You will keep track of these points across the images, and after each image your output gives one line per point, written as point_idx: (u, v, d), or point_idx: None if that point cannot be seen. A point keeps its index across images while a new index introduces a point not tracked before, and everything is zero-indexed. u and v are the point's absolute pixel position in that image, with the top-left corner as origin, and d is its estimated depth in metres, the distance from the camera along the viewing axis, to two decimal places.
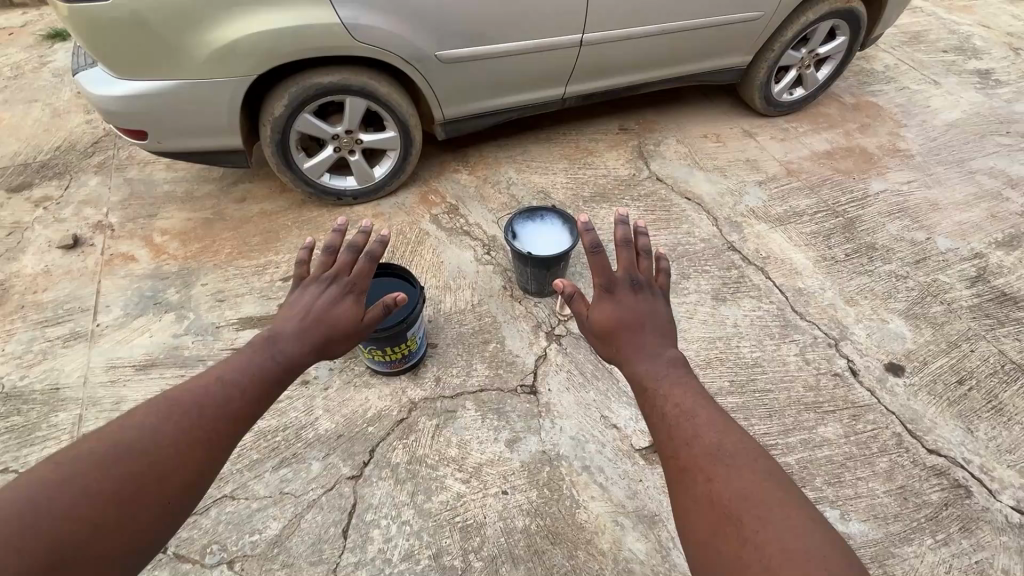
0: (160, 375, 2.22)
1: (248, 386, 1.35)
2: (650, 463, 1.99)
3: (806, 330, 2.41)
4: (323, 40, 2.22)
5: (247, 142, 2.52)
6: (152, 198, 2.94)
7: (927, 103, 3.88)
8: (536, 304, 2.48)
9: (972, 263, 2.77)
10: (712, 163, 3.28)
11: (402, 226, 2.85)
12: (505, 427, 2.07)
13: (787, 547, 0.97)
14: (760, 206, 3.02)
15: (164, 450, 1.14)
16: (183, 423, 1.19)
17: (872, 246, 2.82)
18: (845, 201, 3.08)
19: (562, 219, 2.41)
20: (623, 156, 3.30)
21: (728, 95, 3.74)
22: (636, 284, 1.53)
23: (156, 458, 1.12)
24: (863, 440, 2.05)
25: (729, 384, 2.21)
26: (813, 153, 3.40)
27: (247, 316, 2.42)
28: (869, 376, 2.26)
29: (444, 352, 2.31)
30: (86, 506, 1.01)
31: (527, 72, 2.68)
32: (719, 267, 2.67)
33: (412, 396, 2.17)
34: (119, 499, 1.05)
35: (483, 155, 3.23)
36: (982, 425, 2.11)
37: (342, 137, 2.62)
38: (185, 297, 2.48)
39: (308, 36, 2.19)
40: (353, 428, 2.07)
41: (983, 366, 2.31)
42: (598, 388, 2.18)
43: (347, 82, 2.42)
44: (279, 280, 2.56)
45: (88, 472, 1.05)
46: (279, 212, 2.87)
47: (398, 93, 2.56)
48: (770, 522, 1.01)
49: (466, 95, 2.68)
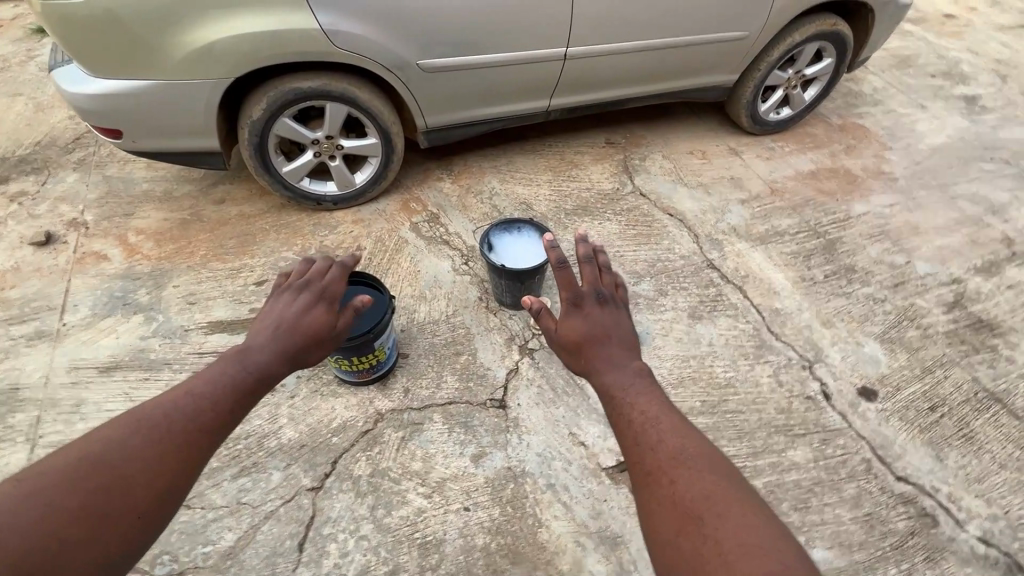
0: (123, 378, 2.18)
1: (220, 395, 1.30)
2: (615, 482, 1.96)
3: (780, 352, 2.40)
4: (303, 45, 2.21)
5: (225, 145, 2.50)
6: (130, 196, 2.91)
7: (913, 127, 3.90)
8: (511, 316, 2.46)
9: (950, 288, 2.77)
10: (696, 179, 3.28)
11: (381, 233, 2.83)
12: (471, 442, 2.04)
13: (748, 544, 0.97)
14: (742, 224, 3.02)
15: (132, 463, 1.11)
16: (154, 435, 1.16)
17: (851, 268, 2.83)
18: (827, 222, 3.09)
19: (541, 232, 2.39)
20: (608, 169, 3.29)
21: (715, 112, 3.75)
22: (602, 298, 1.51)
23: (127, 472, 1.10)
24: (832, 465, 2.03)
25: (701, 404, 2.20)
26: (798, 173, 3.41)
27: (217, 320, 2.39)
28: (841, 400, 2.24)
29: (415, 362, 2.29)
30: (55, 521, 1.00)
31: (511, 84, 2.68)
32: (697, 285, 2.66)
33: (379, 407, 2.14)
34: (90, 514, 1.03)
35: (467, 164, 3.22)
36: (952, 453, 2.10)
37: (322, 142, 2.60)
38: (155, 299, 2.45)
39: (288, 40, 2.18)
40: (317, 438, 2.04)
41: (956, 394, 2.30)
42: (568, 404, 2.15)
43: (327, 88, 2.41)
44: (253, 284, 2.55)
45: (63, 483, 1.04)
46: (258, 215, 2.85)
47: (380, 99, 2.55)
48: (730, 519, 1.01)
49: (450, 105, 2.67)
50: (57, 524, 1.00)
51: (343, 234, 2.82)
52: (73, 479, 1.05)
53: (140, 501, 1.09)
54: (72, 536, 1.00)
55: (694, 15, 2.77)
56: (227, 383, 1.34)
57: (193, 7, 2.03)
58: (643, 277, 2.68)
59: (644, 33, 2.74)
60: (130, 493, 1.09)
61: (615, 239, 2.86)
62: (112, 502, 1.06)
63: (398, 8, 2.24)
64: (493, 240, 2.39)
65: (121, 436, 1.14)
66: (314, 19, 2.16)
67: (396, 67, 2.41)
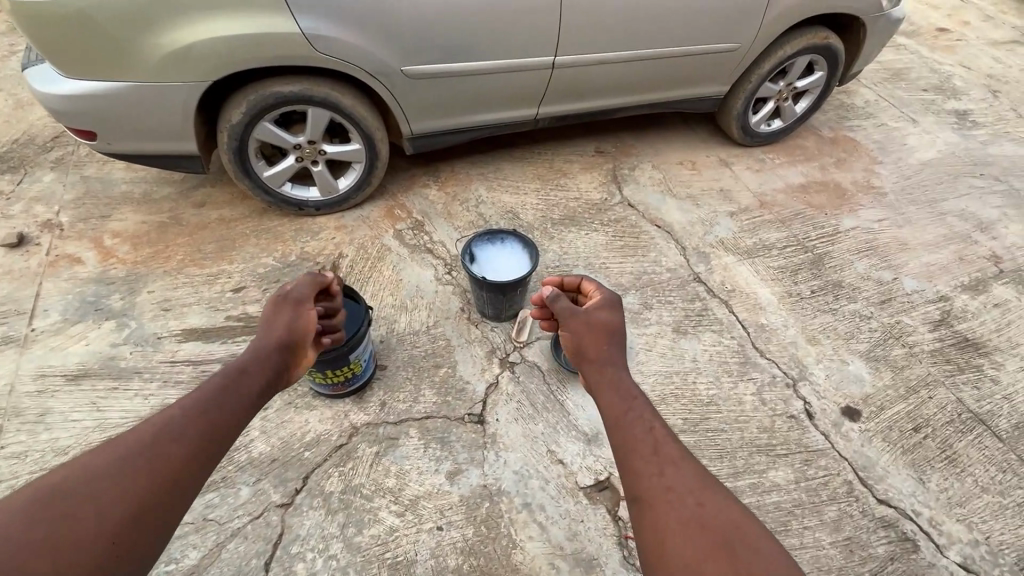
0: (91, 387, 2.12)
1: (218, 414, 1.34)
2: (593, 502, 1.92)
3: (764, 369, 2.37)
4: (282, 48, 2.16)
5: (204, 148, 2.45)
6: (108, 198, 2.85)
7: (904, 141, 3.90)
8: (493, 328, 2.41)
9: (937, 306, 2.75)
10: (685, 191, 3.25)
11: (364, 240, 2.78)
12: (447, 458, 2.00)
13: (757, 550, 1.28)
14: (730, 237, 2.99)
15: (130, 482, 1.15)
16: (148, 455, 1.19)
17: (838, 284, 2.80)
18: (815, 236, 3.07)
19: (526, 244, 2.36)
20: (596, 179, 3.26)
21: (707, 122, 3.73)
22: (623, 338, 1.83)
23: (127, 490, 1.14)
24: (813, 487, 2.00)
25: (683, 422, 2.16)
26: (788, 185, 3.39)
27: (191, 328, 2.34)
28: (825, 420, 2.22)
29: (393, 375, 2.24)
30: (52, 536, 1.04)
31: (498, 91, 2.64)
32: (682, 299, 2.63)
33: (355, 420, 2.09)
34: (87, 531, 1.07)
35: (454, 171, 3.18)
36: (934, 476, 2.07)
37: (304, 147, 2.56)
38: (128, 305, 2.39)
39: (267, 43, 2.12)
40: (289, 452, 1.99)
41: (940, 415, 2.28)
42: (548, 421, 2.12)
43: (309, 92, 2.37)
44: (230, 291, 2.49)
45: (51, 502, 1.08)
46: (238, 219, 2.80)
47: (363, 105, 2.50)
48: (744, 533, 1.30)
49: (435, 112, 2.63)
50: (49, 543, 1.03)
51: (325, 240, 2.77)
52: (59, 497, 1.08)
53: (132, 517, 1.11)
54: (60, 553, 1.03)
55: (684, 25, 2.74)
56: (224, 403, 1.38)
57: (169, 7, 1.98)
58: (628, 289, 2.65)
59: (633, 42, 2.70)
60: (119, 510, 1.11)
61: (601, 251, 2.83)
62: (98, 520, 1.08)
63: (381, 12, 2.20)
64: (476, 251, 2.35)
65: (114, 456, 1.17)
66: (294, 22, 2.11)
67: (378, 72, 2.37)
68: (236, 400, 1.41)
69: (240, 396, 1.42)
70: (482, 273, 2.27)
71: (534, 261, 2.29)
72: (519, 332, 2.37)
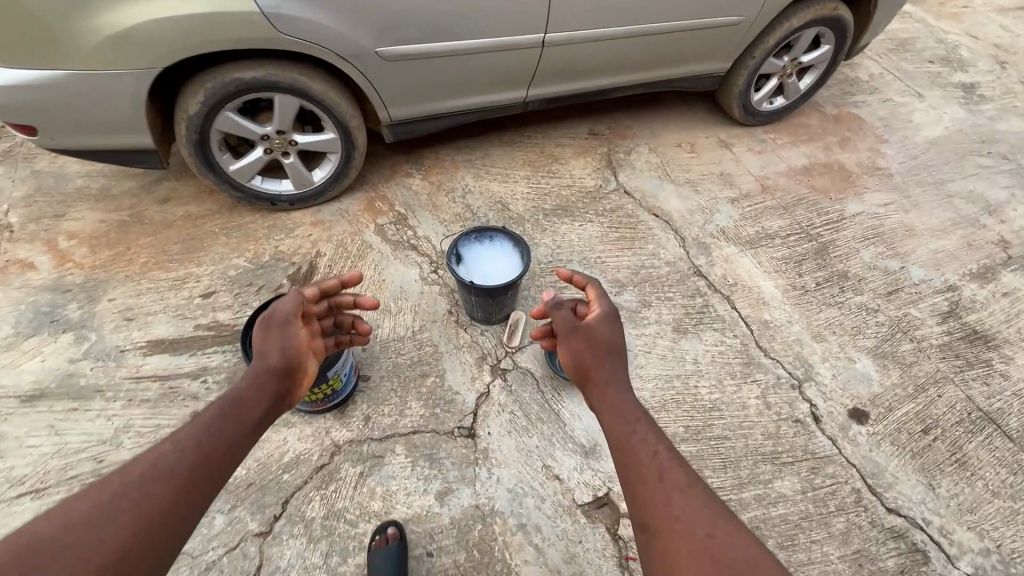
0: (49, 408, 1.96)
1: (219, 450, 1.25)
2: (591, 520, 1.82)
3: (769, 369, 2.26)
4: (238, 27, 1.92)
5: (162, 141, 2.23)
6: (62, 194, 2.62)
7: (910, 118, 3.72)
8: (483, 331, 2.27)
9: (945, 296, 2.64)
10: (684, 176, 3.08)
11: (343, 236, 2.60)
12: (436, 477, 1.88)
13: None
14: (731, 226, 2.84)
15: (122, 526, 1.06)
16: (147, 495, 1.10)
17: (844, 275, 2.68)
18: (820, 223, 2.92)
19: (518, 243, 2.19)
20: (590, 165, 3.07)
21: (706, 100, 3.52)
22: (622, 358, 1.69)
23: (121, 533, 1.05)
24: (821, 497, 1.91)
25: (684, 430, 2.06)
26: (791, 168, 3.23)
27: (157, 339, 2.17)
28: (832, 423, 2.12)
29: (377, 386, 2.10)
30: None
31: (483, 72, 2.42)
32: (683, 295, 2.49)
33: (337, 437, 1.96)
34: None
35: (438, 158, 2.98)
36: (945, 481, 1.99)
37: (272, 137, 2.34)
38: (87, 314, 2.22)
39: (219, 21, 1.88)
40: (266, 475, 1.86)
41: (949, 414, 2.19)
42: (543, 433, 2.00)
43: (273, 77, 2.14)
44: (198, 297, 2.31)
45: (38, 546, 0.99)
46: (206, 216, 2.60)
47: (336, 91, 2.28)
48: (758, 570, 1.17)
49: (415, 96, 2.41)
50: None
51: (301, 238, 2.58)
52: (48, 541, 1.00)
53: (116, 565, 1.01)
54: None
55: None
56: (226, 432, 1.28)
57: None
58: (625, 286, 2.51)
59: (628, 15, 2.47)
60: (103, 556, 1.01)
61: (596, 244, 2.67)
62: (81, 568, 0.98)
63: None
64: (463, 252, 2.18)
65: (103, 498, 1.08)
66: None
67: (350, 53, 2.14)
68: (240, 431, 1.30)
69: (242, 425, 1.32)
70: (471, 277, 2.10)
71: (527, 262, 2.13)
72: (510, 337, 2.23)
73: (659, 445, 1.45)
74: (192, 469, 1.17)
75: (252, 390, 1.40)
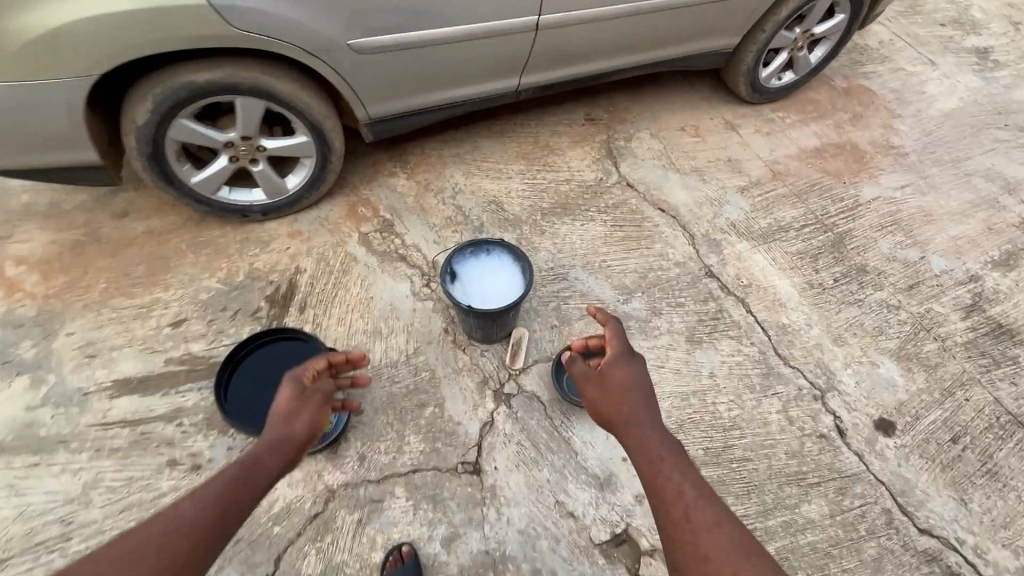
0: (8, 465, 1.78)
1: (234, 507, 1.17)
2: (610, 560, 1.70)
3: (789, 380, 2.12)
4: (184, 22, 1.64)
5: (111, 153, 1.97)
6: (5, 213, 2.35)
7: (923, 88, 3.51)
8: (482, 352, 2.10)
9: (967, 288, 2.51)
10: (689, 164, 2.87)
11: (324, 248, 2.37)
12: (441, 521, 1.74)
13: None
14: (742, 220, 2.66)
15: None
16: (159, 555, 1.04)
17: (862, 269, 2.52)
18: (834, 212, 2.75)
19: (518, 257, 1.99)
20: (589, 155, 2.84)
21: (709, 77, 3.28)
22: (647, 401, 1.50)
23: None
24: (850, 521, 1.81)
25: (704, 453, 1.92)
26: (802, 150, 3.02)
27: (124, 378, 1.97)
28: (858, 437, 2.00)
29: (370, 420, 1.93)
30: None
31: (470, 61, 2.17)
32: (695, 300, 2.33)
33: (330, 481, 1.80)
34: None
35: (424, 154, 2.73)
36: (977, 495, 1.89)
37: (238, 144, 2.09)
38: (44, 353, 2.00)
39: (163, 16, 1.62)
40: (255, 529, 1.71)
41: (978, 420, 2.08)
42: (553, 465, 1.85)
43: (232, 77, 1.87)
44: (167, 326, 2.10)
45: None
46: (171, 231, 2.36)
47: (305, 90, 2.02)
48: None
49: (396, 91, 2.15)
50: None
51: (278, 252, 2.35)
52: None
53: None
54: None
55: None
56: (235, 493, 1.19)
57: None
58: (634, 292, 2.33)
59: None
60: None
61: (600, 245, 2.48)
62: None
63: None
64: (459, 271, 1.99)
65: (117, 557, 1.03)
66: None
67: (318, 48, 1.87)
68: (249, 494, 1.20)
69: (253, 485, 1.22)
70: (469, 301, 1.92)
71: (529, 279, 1.95)
72: (514, 359, 2.06)
73: (685, 483, 1.30)
74: (193, 539, 1.09)
75: (270, 451, 1.29)
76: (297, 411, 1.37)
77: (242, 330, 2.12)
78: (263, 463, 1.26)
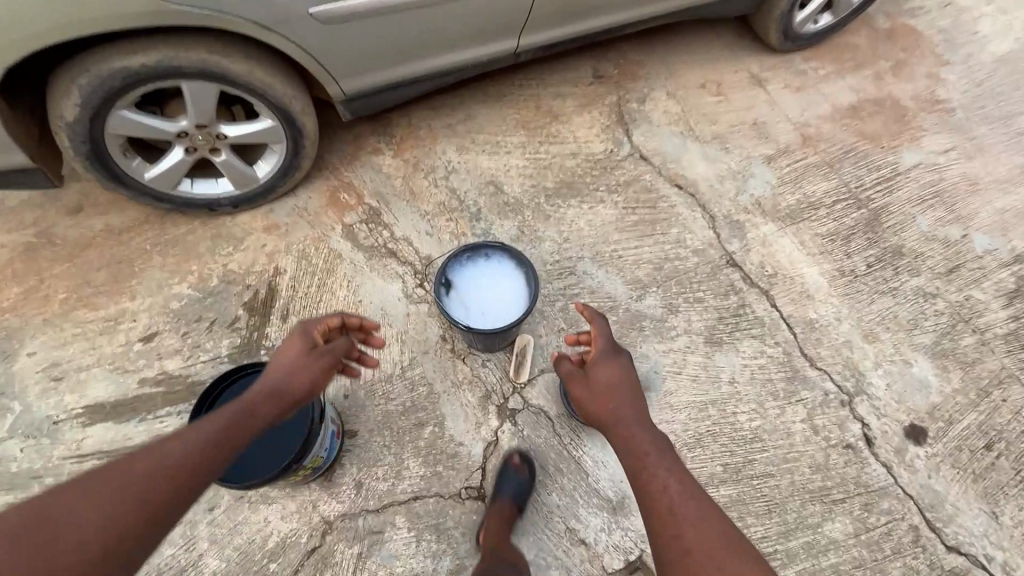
0: None
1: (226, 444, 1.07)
2: None
3: (816, 384, 1.97)
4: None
5: (43, 150, 1.68)
6: None
7: (976, 26, 3.08)
8: (484, 362, 1.92)
9: (1011, 270, 2.30)
10: (711, 130, 2.55)
11: (304, 244, 2.14)
12: (446, 553, 1.66)
13: None
14: (768, 196, 2.39)
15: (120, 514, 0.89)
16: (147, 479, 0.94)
17: (898, 251, 2.30)
18: (870, 183, 2.47)
19: (525, 266, 1.76)
20: (597, 122, 2.52)
21: (734, 20, 2.86)
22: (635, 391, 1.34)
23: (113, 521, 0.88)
24: (875, 540, 1.73)
25: (724, 469, 1.81)
26: (837, 109, 2.68)
27: (95, 403, 1.81)
28: (886, 446, 1.88)
29: (366, 443, 1.79)
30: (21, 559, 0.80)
31: (460, 19, 1.83)
32: (715, 294, 2.12)
33: (326, 513, 1.69)
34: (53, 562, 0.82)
35: (411, 127, 2.41)
36: (1008, 507, 1.80)
37: (192, 134, 1.79)
38: (6, 377, 1.83)
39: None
40: (251, 566, 1.62)
41: (1014, 423, 1.95)
42: (563, 488, 1.74)
43: (175, 60, 1.55)
44: (138, 342, 1.92)
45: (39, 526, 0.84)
46: (132, 229, 2.11)
47: (267, 68, 1.70)
48: None
49: (375, 61, 1.83)
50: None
51: (254, 251, 2.12)
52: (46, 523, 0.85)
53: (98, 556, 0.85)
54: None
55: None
56: (229, 433, 1.08)
57: None
58: (648, 288, 2.12)
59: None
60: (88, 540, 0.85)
61: (611, 232, 2.23)
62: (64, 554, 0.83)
63: None
64: (457, 277, 1.77)
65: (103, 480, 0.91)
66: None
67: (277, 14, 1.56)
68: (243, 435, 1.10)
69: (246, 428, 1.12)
70: (467, 314, 1.73)
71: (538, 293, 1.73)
72: (518, 369, 1.90)
73: (671, 478, 1.12)
74: (179, 476, 0.97)
75: (269, 396, 1.20)
76: (305, 364, 1.28)
77: (219, 343, 1.93)
78: (260, 408, 1.15)
